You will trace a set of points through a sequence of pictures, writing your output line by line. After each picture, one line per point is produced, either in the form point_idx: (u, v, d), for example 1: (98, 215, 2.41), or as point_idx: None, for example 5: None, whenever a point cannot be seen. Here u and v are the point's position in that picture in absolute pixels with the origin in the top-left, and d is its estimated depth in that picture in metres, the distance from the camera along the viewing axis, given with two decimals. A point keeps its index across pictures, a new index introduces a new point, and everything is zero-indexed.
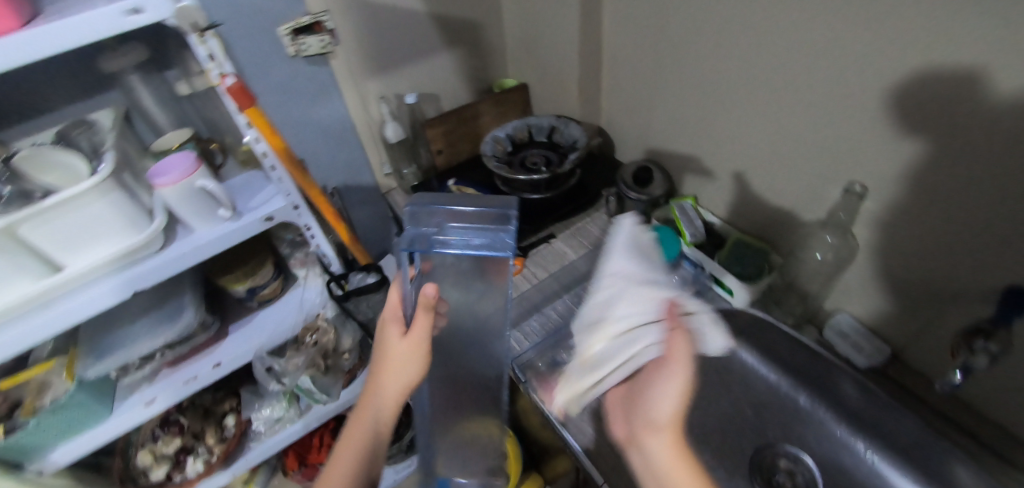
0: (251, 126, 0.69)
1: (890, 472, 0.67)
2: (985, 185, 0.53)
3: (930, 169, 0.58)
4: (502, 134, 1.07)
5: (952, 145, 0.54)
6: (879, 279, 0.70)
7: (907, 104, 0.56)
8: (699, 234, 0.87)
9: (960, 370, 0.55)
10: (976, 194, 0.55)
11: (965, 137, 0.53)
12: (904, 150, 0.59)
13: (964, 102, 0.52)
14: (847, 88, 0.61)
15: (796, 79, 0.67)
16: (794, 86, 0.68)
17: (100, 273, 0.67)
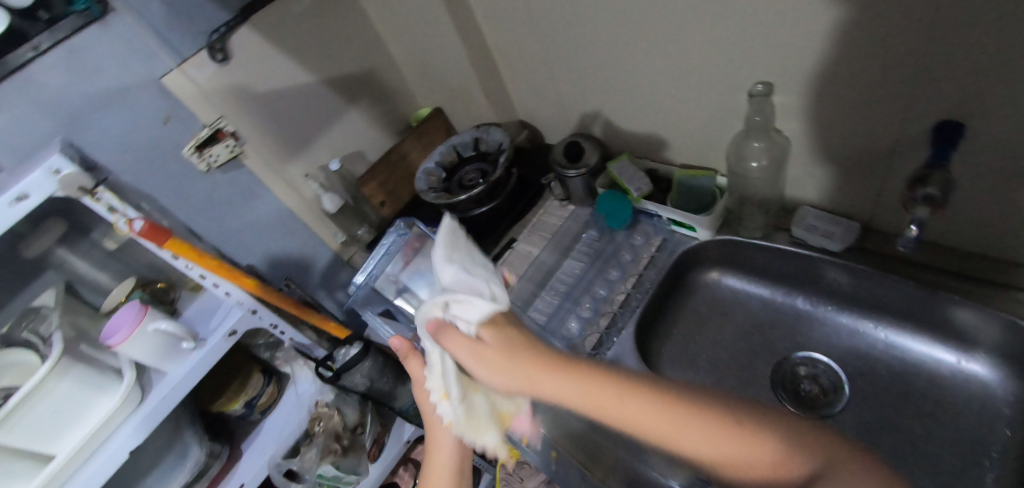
0: (177, 256, 0.69)
1: (903, 340, 0.68)
2: (868, 39, 0.54)
3: (816, 46, 0.58)
4: (432, 165, 1.07)
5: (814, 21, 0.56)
6: (819, 162, 0.71)
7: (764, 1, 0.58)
8: (645, 187, 0.85)
9: (914, 223, 0.55)
10: (863, 52, 0.55)
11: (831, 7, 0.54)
12: (783, 39, 0.60)
13: None
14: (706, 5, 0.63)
15: (663, 13, 0.68)
16: (663, 19, 0.69)
17: (89, 450, 0.66)
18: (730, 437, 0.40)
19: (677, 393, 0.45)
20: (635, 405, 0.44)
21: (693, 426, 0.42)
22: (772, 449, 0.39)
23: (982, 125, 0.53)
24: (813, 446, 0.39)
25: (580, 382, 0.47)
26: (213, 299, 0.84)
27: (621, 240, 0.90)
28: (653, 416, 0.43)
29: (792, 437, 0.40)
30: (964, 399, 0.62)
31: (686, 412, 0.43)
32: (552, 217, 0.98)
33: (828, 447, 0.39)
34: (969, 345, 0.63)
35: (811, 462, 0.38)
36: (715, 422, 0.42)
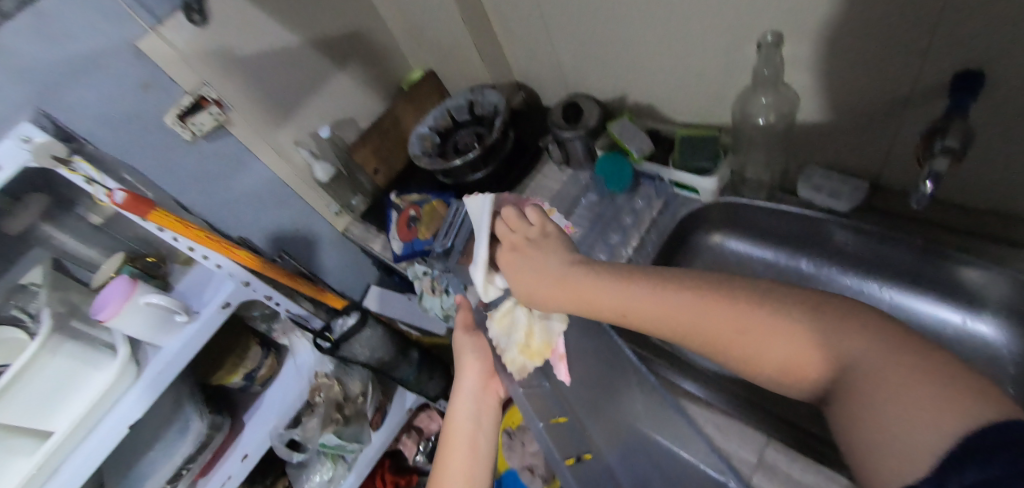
0: (163, 228, 0.66)
1: (909, 300, 0.67)
2: None
3: None
4: (425, 129, 1.04)
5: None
6: (829, 118, 0.67)
7: None
8: (646, 147, 0.83)
9: (930, 178, 0.51)
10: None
11: None
12: None
13: None
14: None
15: None
16: None
17: (87, 423, 0.65)
18: (769, 321, 0.45)
19: (720, 288, 0.50)
20: (677, 302, 0.51)
21: (731, 315, 0.47)
22: (808, 331, 0.43)
23: (1005, 75, 0.50)
24: (844, 320, 0.42)
25: (625, 287, 0.55)
26: (203, 272, 0.82)
27: (622, 203, 0.87)
28: (697, 310, 0.49)
29: (831, 318, 0.43)
30: (968, 358, 0.62)
31: (725, 303, 0.48)
32: (551, 182, 0.97)
33: (869, 327, 0.41)
34: (977, 305, 0.62)
35: (846, 344, 0.41)
36: (754, 310, 0.46)
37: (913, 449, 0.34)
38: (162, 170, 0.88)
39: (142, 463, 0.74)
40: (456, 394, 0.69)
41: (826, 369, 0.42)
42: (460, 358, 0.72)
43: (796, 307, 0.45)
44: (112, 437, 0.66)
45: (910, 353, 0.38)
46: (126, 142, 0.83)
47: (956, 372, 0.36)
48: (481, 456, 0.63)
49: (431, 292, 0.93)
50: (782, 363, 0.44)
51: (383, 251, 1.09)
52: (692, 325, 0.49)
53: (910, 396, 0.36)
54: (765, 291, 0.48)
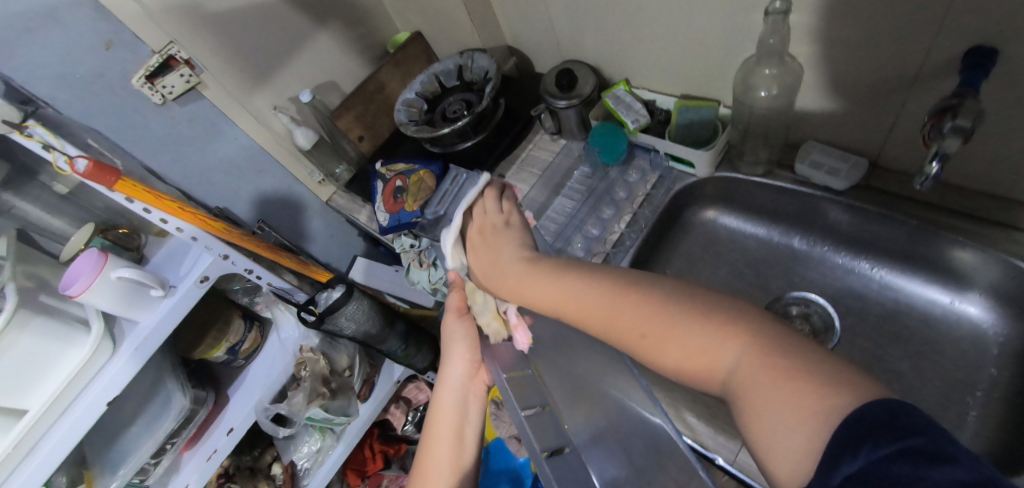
0: (132, 199, 0.62)
1: (899, 280, 0.67)
2: None
3: None
4: (412, 95, 0.99)
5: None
6: (834, 93, 0.65)
7: None
8: (643, 118, 0.78)
9: (936, 159, 0.50)
10: None
11: None
12: None
13: None
14: None
15: None
16: None
17: (64, 401, 0.64)
18: (661, 323, 0.43)
19: (625, 284, 0.48)
20: (589, 299, 0.49)
21: (634, 315, 0.45)
22: (701, 330, 0.41)
23: (1019, 52, 0.48)
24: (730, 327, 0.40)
25: (547, 280, 0.54)
26: (179, 246, 0.78)
27: (615, 177, 0.85)
28: (604, 306, 0.48)
29: (714, 319, 0.41)
30: (954, 338, 0.62)
31: (628, 301, 0.47)
32: (541, 152, 0.94)
33: (747, 329, 0.40)
34: (967, 286, 0.62)
35: (730, 346, 0.40)
36: (652, 310, 0.45)
37: (805, 446, 0.33)
38: (131, 135, 0.83)
39: (126, 437, 0.73)
40: (444, 384, 0.66)
41: (715, 371, 0.40)
42: (450, 346, 0.68)
43: (682, 309, 0.43)
44: (90, 415, 0.65)
45: (784, 355, 0.37)
46: (90, 106, 0.77)
47: (827, 371, 0.35)
48: (465, 446, 0.62)
49: (419, 265, 0.91)
50: (677, 366, 0.42)
51: (368, 223, 1.05)
52: (607, 315, 0.47)
53: (789, 395, 0.35)
54: (658, 291, 0.46)
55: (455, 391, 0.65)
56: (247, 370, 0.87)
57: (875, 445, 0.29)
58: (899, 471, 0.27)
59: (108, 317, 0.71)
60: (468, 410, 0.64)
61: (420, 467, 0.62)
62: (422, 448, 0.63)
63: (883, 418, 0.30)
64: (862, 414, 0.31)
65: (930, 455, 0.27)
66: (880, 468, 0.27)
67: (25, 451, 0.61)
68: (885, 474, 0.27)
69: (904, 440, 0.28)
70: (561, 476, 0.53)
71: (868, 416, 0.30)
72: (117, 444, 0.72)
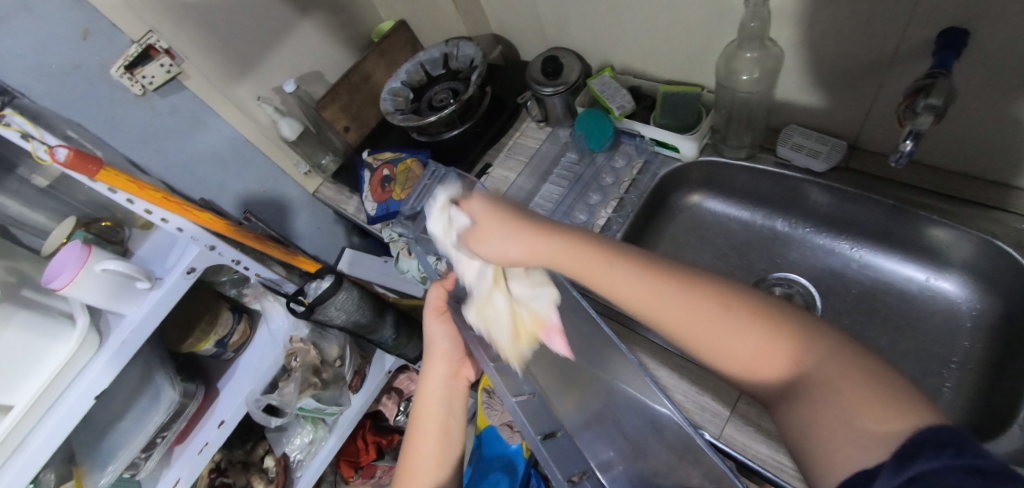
0: (115, 190, 0.62)
1: (877, 259, 0.69)
2: None
3: None
4: (398, 84, 0.98)
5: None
6: (813, 79, 0.66)
7: None
8: (628, 104, 0.80)
9: (911, 138, 0.51)
10: None
11: None
12: None
13: None
14: None
15: None
16: None
17: (50, 396, 0.63)
18: (736, 320, 0.45)
19: (697, 278, 0.49)
20: (655, 283, 0.50)
21: (711, 302, 0.47)
22: (776, 333, 0.43)
23: (990, 32, 0.49)
24: (808, 336, 0.43)
25: (605, 258, 0.54)
26: (165, 237, 0.78)
27: (601, 163, 0.85)
28: (675, 292, 0.49)
29: (787, 326, 0.44)
30: (930, 313, 0.64)
31: (705, 292, 0.48)
32: (529, 140, 0.93)
33: (824, 341, 0.42)
34: (942, 263, 0.64)
35: (807, 352, 0.42)
36: (736, 302, 0.46)
37: (872, 445, 0.35)
38: (112, 127, 0.82)
39: (115, 432, 0.73)
40: (427, 380, 0.68)
41: (780, 372, 0.43)
42: (431, 345, 0.69)
43: (764, 309, 0.45)
44: (77, 410, 0.64)
45: (865, 367, 0.39)
46: (66, 97, 0.76)
47: (904, 386, 0.38)
48: (450, 441, 0.65)
49: (408, 254, 0.91)
50: (746, 360, 0.44)
51: (355, 213, 1.05)
52: (677, 306, 0.48)
53: (871, 401, 0.37)
54: (735, 290, 0.48)
55: (437, 388, 0.67)
56: (237, 362, 0.86)
57: (955, 454, 0.31)
58: (959, 480, 0.30)
59: (94, 311, 0.71)
60: (452, 406, 0.67)
61: (406, 462, 0.64)
62: (407, 442, 0.66)
63: (950, 437, 0.33)
64: (933, 430, 0.34)
65: (989, 474, 0.29)
66: (942, 474, 0.30)
67: (11, 446, 0.60)
68: (950, 481, 0.30)
69: (973, 458, 0.30)
70: (556, 457, 0.56)
71: (939, 434, 0.33)
72: (107, 439, 0.72)
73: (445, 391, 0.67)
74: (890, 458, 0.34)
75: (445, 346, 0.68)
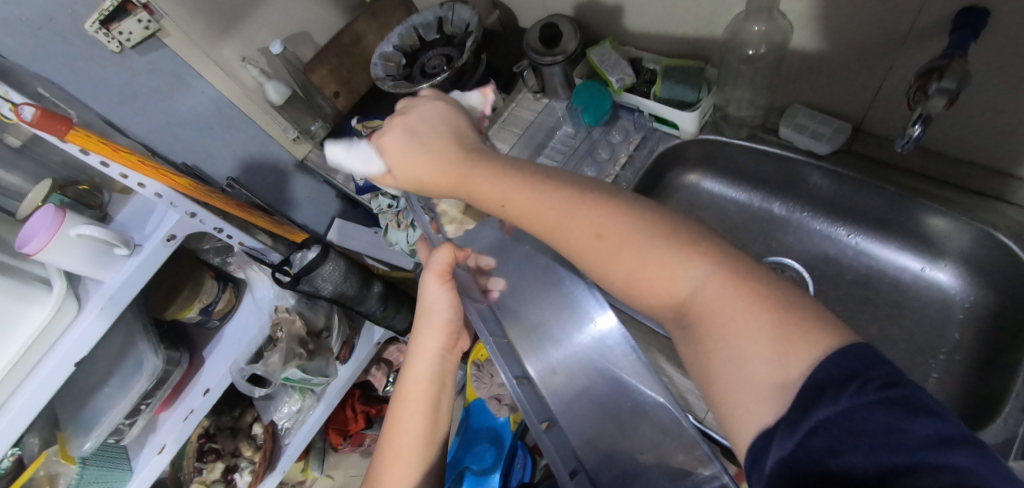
0: (87, 151, 0.59)
1: (873, 246, 0.68)
2: None
3: None
4: (389, 49, 0.94)
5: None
6: (823, 56, 0.63)
7: None
8: (627, 77, 0.77)
9: (920, 121, 0.49)
10: None
11: None
12: None
13: None
14: None
15: None
16: None
17: (28, 364, 0.62)
18: (623, 230, 0.41)
19: (583, 190, 0.45)
20: (546, 199, 0.46)
21: (595, 220, 0.43)
22: (665, 248, 0.40)
23: (1011, 12, 0.46)
24: (696, 248, 0.39)
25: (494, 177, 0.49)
26: (146, 202, 0.75)
27: (598, 138, 0.82)
28: (558, 209, 0.45)
29: (680, 239, 0.40)
30: (922, 303, 0.64)
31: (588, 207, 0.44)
32: (524, 112, 0.90)
33: (717, 255, 0.39)
34: (937, 253, 0.63)
35: (698, 268, 0.38)
36: (625, 218, 0.42)
37: (772, 386, 0.32)
38: (88, 86, 0.78)
39: (98, 398, 0.73)
40: (421, 355, 0.60)
41: (672, 291, 0.39)
42: (431, 315, 0.59)
43: (656, 220, 0.42)
44: (57, 376, 0.64)
45: (754, 282, 0.36)
46: (37, 52, 0.72)
47: (804, 308, 0.34)
48: (439, 421, 0.61)
49: (397, 227, 0.89)
50: (637, 282, 0.40)
51: (344, 183, 1.02)
52: (561, 220, 0.44)
53: (758, 320, 0.35)
54: (624, 200, 0.44)
55: (432, 364, 0.60)
56: (222, 330, 0.86)
57: (857, 391, 0.29)
58: (879, 420, 0.28)
59: (72, 277, 0.69)
60: (444, 382, 0.62)
61: (388, 442, 0.60)
62: (393, 413, 0.61)
63: (858, 362, 0.30)
64: (837, 359, 0.30)
65: (911, 408, 0.27)
66: (861, 415, 0.28)
67: None
68: (860, 424, 0.28)
69: (883, 391, 0.28)
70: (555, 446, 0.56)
71: (844, 358, 0.30)
72: (91, 404, 0.72)
73: (440, 367, 0.61)
74: (781, 413, 0.31)
75: (448, 318, 0.60)
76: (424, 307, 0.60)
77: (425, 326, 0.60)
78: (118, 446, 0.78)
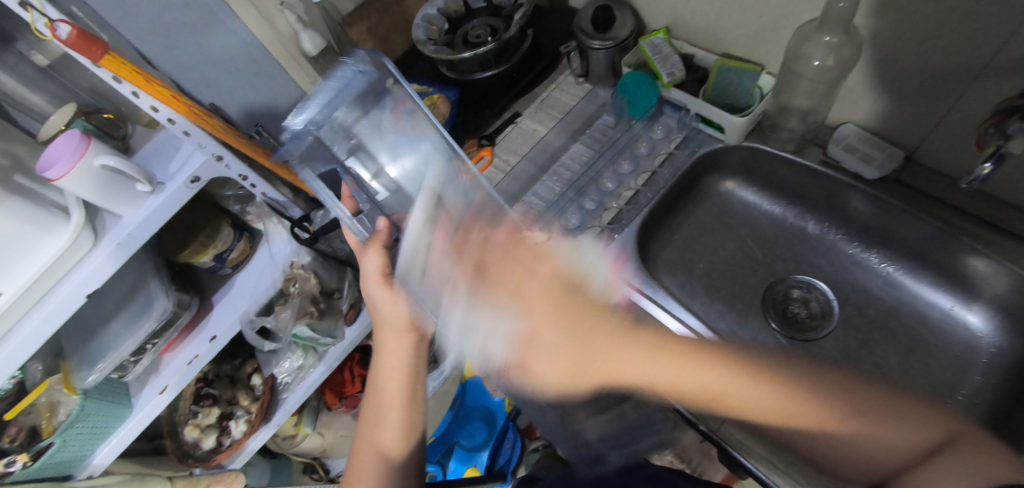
0: (120, 79, 0.56)
1: (907, 279, 0.67)
2: None
3: None
4: (433, 11, 0.91)
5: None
6: (887, 77, 0.61)
7: None
8: (678, 72, 0.74)
9: (992, 160, 0.47)
10: None
11: None
12: None
13: None
14: None
15: None
16: None
17: (39, 289, 0.61)
18: (786, 398, 0.48)
19: (678, 348, 0.49)
20: (700, 371, 0.48)
21: (773, 389, 0.48)
22: (836, 407, 0.48)
23: None
24: (852, 394, 0.49)
25: (644, 371, 0.46)
26: (168, 139, 0.73)
27: (638, 132, 0.81)
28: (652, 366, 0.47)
29: (840, 395, 0.49)
30: (948, 342, 0.63)
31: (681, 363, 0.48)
32: (564, 95, 0.87)
33: (869, 398, 0.49)
34: (971, 295, 0.62)
35: (853, 421, 0.49)
36: (782, 396, 0.48)
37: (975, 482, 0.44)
38: None
39: (104, 332, 0.72)
40: (389, 348, 0.67)
41: (843, 431, 0.50)
42: (382, 313, 0.63)
43: (801, 382, 0.49)
44: (67, 305, 0.63)
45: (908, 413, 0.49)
46: None
47: (908, 402, 0.49)
48: (415, 401, 0.68)
49: None
50: (767, 413, 0.48)
51: None
52: (740, 393, 0.48)
53: (816, 414, 0.48)
54: (737, 360, 0.50)
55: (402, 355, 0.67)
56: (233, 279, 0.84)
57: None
58: None
59: (89, 207, 0.67)
60: (411, 371, 0.68)
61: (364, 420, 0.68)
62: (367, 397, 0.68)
63: None
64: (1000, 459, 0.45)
65: None
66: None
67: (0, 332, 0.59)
68: None
69: None
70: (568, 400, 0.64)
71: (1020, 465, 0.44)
72: (96, 337, 0.72)
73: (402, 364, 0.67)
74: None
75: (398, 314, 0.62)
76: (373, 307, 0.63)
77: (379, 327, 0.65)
78: (120, 381, 0.78)
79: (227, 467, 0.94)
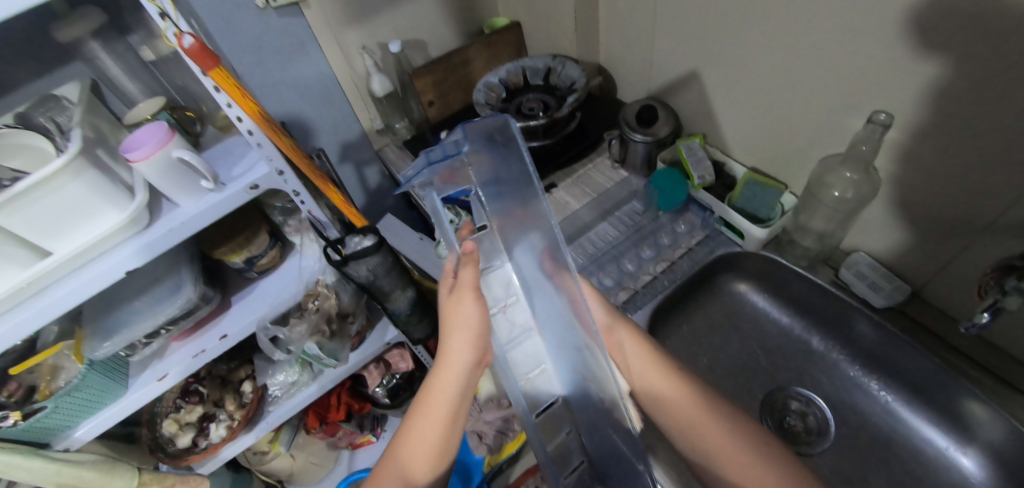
0: (219, 89, 0.62)
1: (905, 412, 0.68)
2: (1013, 111, 0.50)
3: (953, 83, 0.54)
4: (495, 80, 1.00)
5: (978, 57, 0.50)
6: (900, 219, 0.67)
7: (929, 31, 0.52)
8: (708, 176, 0.81)
9: (990, 310, 0.50)
10: (1000, 120, 0.52)
11: (989, 60, 0.50)
12: (930, 58, 0.54)
13: (1016, 30, 0.47)
14: (859, 13, 0.57)
15: (804, 11, 0.62)
16: (802, 14, 0.62)
17: (87, 256, 0.65)
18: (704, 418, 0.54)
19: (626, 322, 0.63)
20: (637, 345, 0.61)
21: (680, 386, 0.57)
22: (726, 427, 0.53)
23: None
24: (748, 438, 0.53)
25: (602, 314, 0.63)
26: (238, 145, 0.79)
27: (664, 222, 0.86)
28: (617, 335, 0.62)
29: (739, 432, 0.53)
30: (941, 482, 0.63)
31: (633, 342, 0.61)
32: (599, 176, 0.94)
33: (753, 446, 0.52)
34: (968, 438, 0.63)
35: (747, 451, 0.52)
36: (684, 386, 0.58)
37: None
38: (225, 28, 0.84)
39: (126, 309, 0.75)
40: (448, 367, 0.57)
41: (743, 467, 0.51)
42: (456, 323, 0.54)
43: (715, 408, 0.55)
44: (103, 277, 0.65)
45: (761, 447, 0.52)
46: None
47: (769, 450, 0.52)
48: (454, 430, 0.58)
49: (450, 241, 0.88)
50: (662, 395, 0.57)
51: None
52: (644, 367, 0.59)
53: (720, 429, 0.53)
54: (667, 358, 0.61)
55: (459, 379, 0.57)
56: (257, 283, 0.88)
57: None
58: None
59: (151, 191, 0.72)
60: (463, 400, 0.58)
61: (404, 434, 0.59)
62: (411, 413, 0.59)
63: None
64: None
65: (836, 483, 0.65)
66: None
67: (42, 287, 0.63)
68: None
69: None
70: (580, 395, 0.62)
71: None
72: (117, 312, 0.75)
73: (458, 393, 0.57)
74: None
75: (471, 322, 0.54)
76: (444, 320, 0.55)
77: (446, 335, 0.56)
78: (124, 360, 0.79)
79: (196, 471, 0.93)
